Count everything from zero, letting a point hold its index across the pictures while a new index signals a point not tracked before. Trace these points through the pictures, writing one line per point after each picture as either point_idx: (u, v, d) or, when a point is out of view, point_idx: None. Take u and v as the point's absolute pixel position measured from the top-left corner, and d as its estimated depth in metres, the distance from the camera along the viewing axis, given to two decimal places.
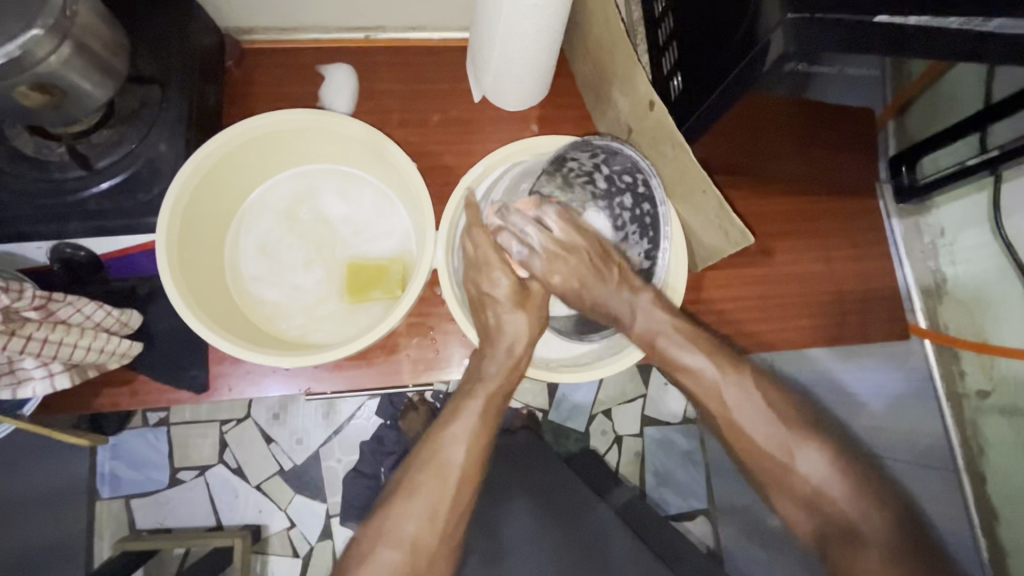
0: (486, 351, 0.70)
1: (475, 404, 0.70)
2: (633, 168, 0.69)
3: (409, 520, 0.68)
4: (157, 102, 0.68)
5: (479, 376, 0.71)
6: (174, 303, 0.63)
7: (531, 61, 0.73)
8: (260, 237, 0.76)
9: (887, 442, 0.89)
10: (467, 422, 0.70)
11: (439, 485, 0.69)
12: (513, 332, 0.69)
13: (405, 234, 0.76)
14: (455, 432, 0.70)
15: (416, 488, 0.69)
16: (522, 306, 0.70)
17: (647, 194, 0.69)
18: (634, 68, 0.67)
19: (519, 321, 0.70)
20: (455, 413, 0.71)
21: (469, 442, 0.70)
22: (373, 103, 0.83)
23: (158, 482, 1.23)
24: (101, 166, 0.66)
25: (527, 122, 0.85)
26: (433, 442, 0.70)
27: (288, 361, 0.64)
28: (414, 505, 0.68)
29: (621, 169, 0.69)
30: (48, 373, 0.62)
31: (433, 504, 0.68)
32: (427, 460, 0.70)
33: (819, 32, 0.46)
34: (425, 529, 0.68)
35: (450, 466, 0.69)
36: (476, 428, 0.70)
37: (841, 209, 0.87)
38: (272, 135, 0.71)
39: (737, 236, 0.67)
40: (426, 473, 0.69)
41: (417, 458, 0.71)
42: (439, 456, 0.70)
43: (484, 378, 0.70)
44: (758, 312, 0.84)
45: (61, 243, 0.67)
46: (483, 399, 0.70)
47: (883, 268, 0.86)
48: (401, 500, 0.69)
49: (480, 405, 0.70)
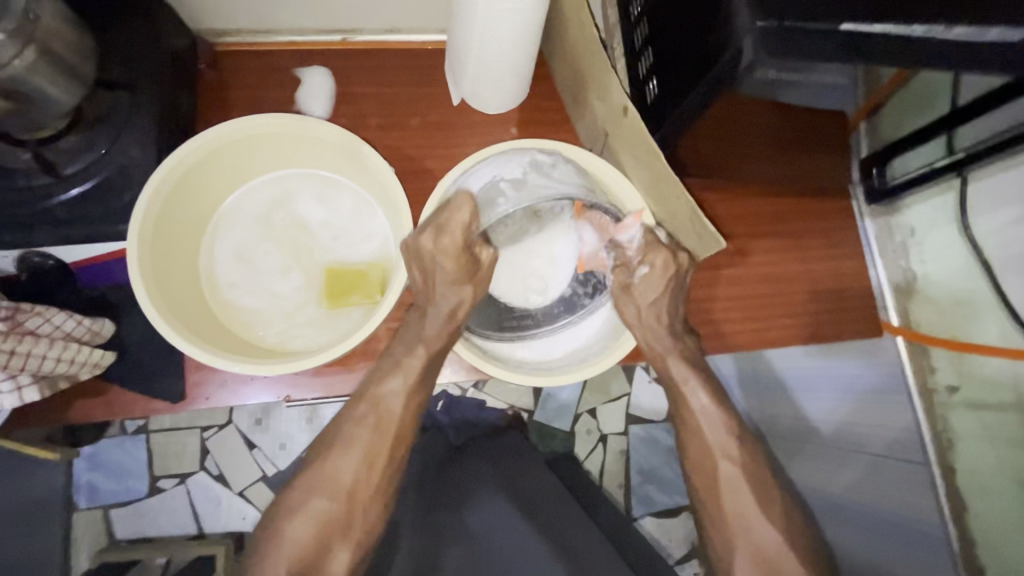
0: (423, 314, 0.69)
1: (415, 361, 0.69)
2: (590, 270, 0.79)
3: (345, 472, 0.66)
4: (128, 107, 0.67)
5: (420, 334, 0.69)
6: (145, 311, 0.62)
7: (510, 64, 0.73)
8: (238, 243, 0.75)
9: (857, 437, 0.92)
10: (405, 377, 0.69)
11: (380, 437, 0.68)
12: (454, 299, 0.68)
13: (383, 238, 0.76)
14: (393, 385, 0.69)
15: (352, 440, 0.68)
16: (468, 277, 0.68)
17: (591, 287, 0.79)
18: (609, 74, 0.67)
19: (450, 290, 0.68)
20: (395, 366, 0.69)
21: (408, 395, 0.69)
22: (351, 105, 0.82)
23: (136, 491, 1.22)
24: (68, 173, 0.64)
25: (506, 124, 0.85)
26: (371, 394, 0.69)
27: (264, 369, 0.63)
28: (348, 458, 0.67)
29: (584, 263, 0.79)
30: (15, 386, 0.60)
31: (370, 455, 0.67)
32: (366, 413, 0.68)
33: (784, 40, 0.47)
34: (361, 483, 0.67)
35: (389, 417, 0.69)
36: (415, 383, 0.69)
37: (816, 208, 0.89)
38: (247, 140, 0.70)
39: (710, 240, 0.67)
40: (363, 426, 0.68)
41: (354, 409, 0.69)
42: (378, 408, 0.68)
43: (422, 340, 0.69)
44: (731, 311, 0.85)
45: (27, 251, 0.66)
46: (424, 357, 0.69)
47: (850, 268, 0.89)
48: (335, 451, 0.67)
49: (421, 363, 0.69)
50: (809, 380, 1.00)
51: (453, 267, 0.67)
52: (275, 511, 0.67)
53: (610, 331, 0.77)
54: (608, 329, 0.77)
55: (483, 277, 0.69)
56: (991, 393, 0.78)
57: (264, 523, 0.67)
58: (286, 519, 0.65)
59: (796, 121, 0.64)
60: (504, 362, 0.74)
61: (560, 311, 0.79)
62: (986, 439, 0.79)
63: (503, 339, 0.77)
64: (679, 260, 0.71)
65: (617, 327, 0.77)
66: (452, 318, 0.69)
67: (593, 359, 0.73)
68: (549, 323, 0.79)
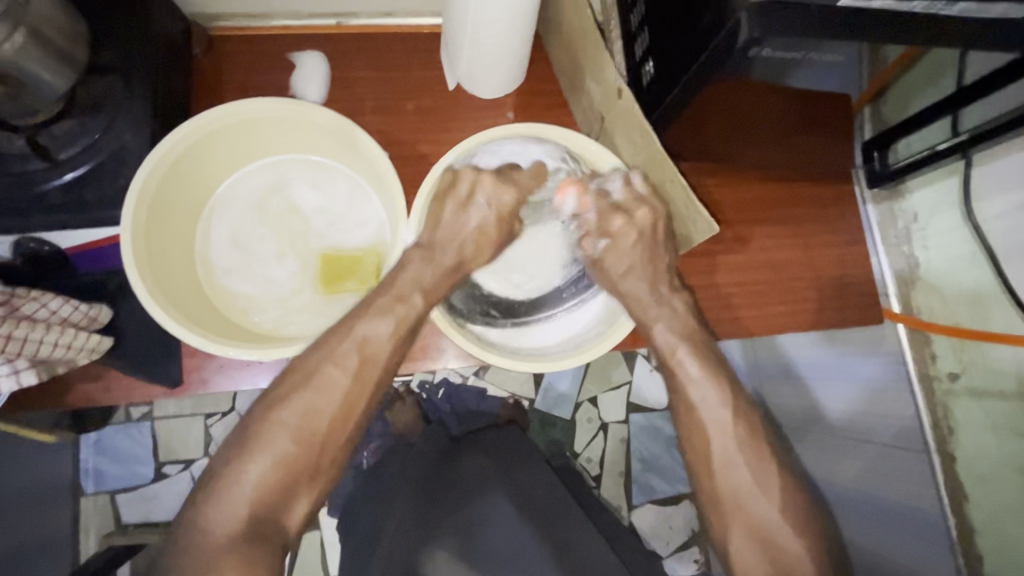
0: (429, 257, 0.69)
1: (410, 310, 0.67)
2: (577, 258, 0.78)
3: (318, 413, 0.63)
4: (121, 91, 0.66)
5: (417, 280, 0.68)
6: (139, 295, 0.62)
7: (505, 47, 0.72)
8: (232, 227, 0.75)
9: (863, 425, 0.94)
10: (394, 324, 0.66)
11: (358, 381, 0.64)
12: (472, 249, 0.72)
13: (378, 223, 0.76)
14: (381, 330, 0.65)
15: (328, 381, 0.63)
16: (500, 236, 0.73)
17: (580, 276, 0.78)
18: (604, 57, 0.66)
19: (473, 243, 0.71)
20: (386, 310, 0.66)
21: (393, 342, 0.66)
22: (346, 91, 0.82)
23: (142, 477, 1.25)
24: (62, 158, 0.65)
25: (503, 109, 0.84)
26: (356, 334, 0.65)
27: (260, 354, 0.63)
28: (323, 399, 0.63)
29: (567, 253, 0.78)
30: (14, 369, 0.60)
31: (346, 398, 0.64)
32: (348, 353, 0.64)
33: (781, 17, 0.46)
34: (334, 427, 0.63)
35: (371, 362, 0.65)
36: (402, 333, 0.66)
37: (818, 194, 0.88)
38: (240, 124, 0.70)
39: (704, 226, 0.66)
40: (342, 367, 0.64)
41: (336, 350, 0.64)
42: (361, 351, 0.64)
43: (420, 288, 0.68)
44: (728, 298, 0.84)
45: (21, 237, 0.66)
46: (418, 307, 0.67)
47: (854, 254, 0.88)
48: (310, 390, 0.63)
49: (415, 312, 0.67)
50: (815, 368, 1.02)
51: (495, 222, 0.71)
52: (234, 443, 0.62)
53: (608, 322, 0.75)
54: (606, 320, 0.76)
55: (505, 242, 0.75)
56: (992, 380, 0.77)
57: (221, 454, 0.62)
58: (246, 453, 0.61)
59: (794, 102, 0.62)
60: (503, 348, 0.75)
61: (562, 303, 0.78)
62: (986, 427, 0.78)
63: (499, 328, 0.76)
64: (639, 217, 0.70)
65: (614, 316, 0.75)
66: (458, 268, 0.71)
67: (586, 343, 0.74)
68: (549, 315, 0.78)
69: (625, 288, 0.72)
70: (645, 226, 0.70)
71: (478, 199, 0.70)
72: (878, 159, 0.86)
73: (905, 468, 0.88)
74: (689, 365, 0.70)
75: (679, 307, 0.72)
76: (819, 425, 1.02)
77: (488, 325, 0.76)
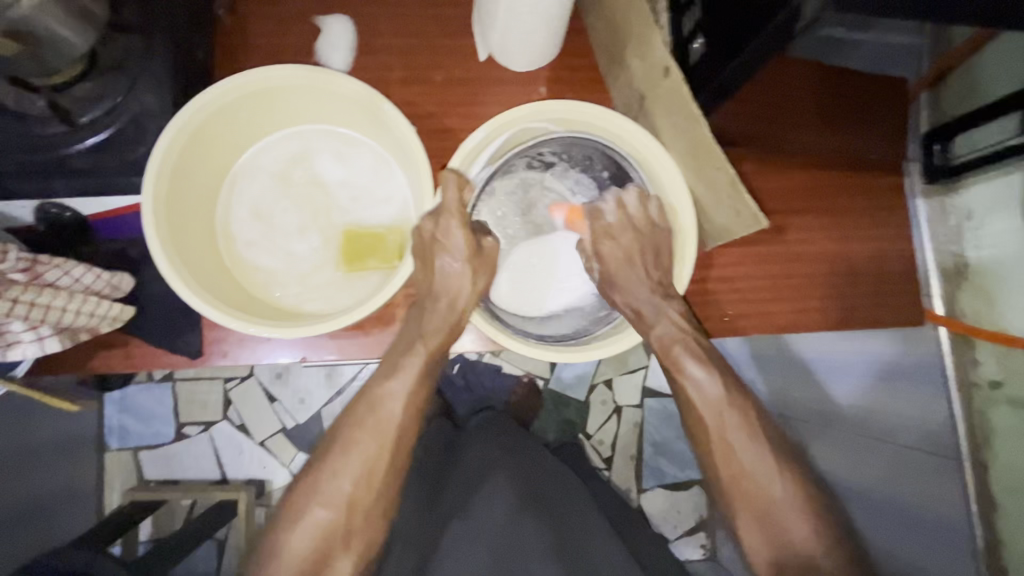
0: (423, 312, 0.67)
1: (413, 360, 0.67)
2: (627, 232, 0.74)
3: (342, 479, 0.66)
4: (143, 53, 0.64)
5: (420, 331, 0.67)
6: (162, 269, 0.61)
7: (545, 16, 0.67)
8: (254, 199, 0.73)
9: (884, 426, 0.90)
10: (405, 380, 0.67)
11: (377, 445, 0.67)
12: (455, 285, 0.67)
13: (402, 200, 0.73)
14: (394, 388, 0.67)
15: (352, 444, 0.67)
16: (472, 257, 0.67)
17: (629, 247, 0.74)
18: (649, 27, 0.58)
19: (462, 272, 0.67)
20: (395, 367, 0.68)
21: (408, 400, 0.68)
22: (372, 59, 0.78)
23: (164, 436, 1.30)
24: (84, 122, 0.63)
25: (535, 83, 0.80)
26: (370, 396, 0.68)
27: (281, 333, 0.62)
28: (348, 463, 0.66)
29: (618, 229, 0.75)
30: (37, 336, 0.61)
31: (368, 462, 0.67)
32: (364, 415, 0.68)
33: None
34: (359, 492, 0.66)
35: (386, 420, 0.68)
36: (415, 387, 0.68)
37: (866, 185, 0.82)
38: (263, 92, 0.67)
39: (749, 217, 0.59)
40: (362, 431, 0.67)
41: (354, 414, 0.68)
42: (376, 412, 0.67)
43: (423, 338, 0.67)
44: (759, 292, 0.80)
45: (46, 201, 0.65)
46: (424, 354, 0.67)
47: (896, 249, 0.83)
48: (336, 454, 0.67)
49: (421, 362, 0.67)
50: (849, 366, 0.96)
51: (465, 246, 0.66)
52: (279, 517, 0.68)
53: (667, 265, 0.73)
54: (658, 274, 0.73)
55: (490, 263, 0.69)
56: None
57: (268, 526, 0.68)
58: (288, 527, 0.66)
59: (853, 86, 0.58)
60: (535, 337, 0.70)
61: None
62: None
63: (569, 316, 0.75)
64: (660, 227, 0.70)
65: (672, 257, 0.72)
66: (453, 308, 0.67)
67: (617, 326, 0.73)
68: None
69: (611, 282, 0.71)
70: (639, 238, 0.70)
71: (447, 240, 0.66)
72: (937, 151, 0.81)
73: (917, 461, 0.84)
74: (686, 368, 0.71)
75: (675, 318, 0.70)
76: (841, 424, 0.96)
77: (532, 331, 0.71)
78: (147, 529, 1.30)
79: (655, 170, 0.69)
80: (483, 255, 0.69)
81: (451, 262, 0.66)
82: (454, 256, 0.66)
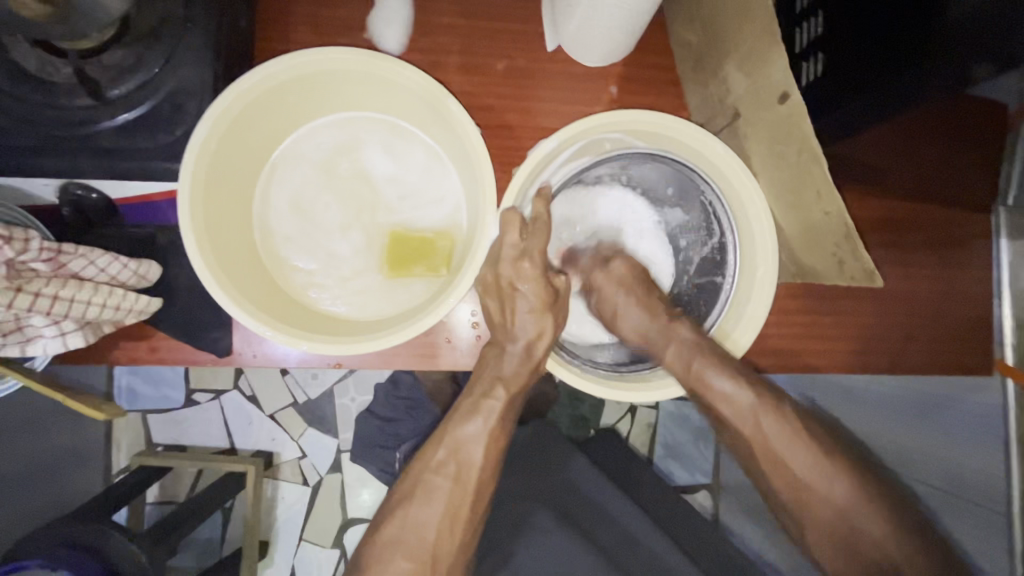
0: (501, 352, 0.63)
1: (495, 404, 0.62)
2: (708, 258, 0.71)
3: (424, 525, 0.61)
4: (181, 21, 0.56)
5: (498, 373, 0.62)
6: (198, 272, 0.56)
7: (635, 13, 0.59)
8: (295, 191, 0.67)
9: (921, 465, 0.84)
10: (485, 422, 0.62)
11: (458, 491, 0.62)
12: (533, 329, 0.62)
13: (455, 203, 0.67)
14: (473, 430, 0.62)
15: (431, 489, 0.62)
16: (548, 306, 0.63)
17: (719, 267, 0.70)
18: (768, 45, 0.51)
19: (533, 318, 0.62)
20: (474, 409, 0.63)
21: (488, 441, 0.63)
22: (426, 39, 0.69)
23: (173, 401, 1.28)
24: (113, 96, 0.56)
25: (605, 81, 0.71)
26: (449, 440, 0.63)
27: (325, 349, 0.58)
28: (428, 511, 0.61)
29: (689, 246, 0.72)
30: (60, 331, 0.56)
31: (452, 507, 0.62)
32: (443, 460, 0.62)
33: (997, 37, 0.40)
34: (444, 540, 0.61)
35: (467, 467, 0.62)
36: (495, 428, 0.63)
37: (947, 222, 0.74)
38: (315, 76, 0.60)
39: (856, 273, 0.52)
40: (443, 475, 0.62)
41: (432, 456, 0.63)
42: (456, 455, 0.62)
43: (502, 380, 0.62)
44: (809, 330, 0.73)
45: (69, 182, 0.60)
46: (505, 398, 0.62)
47: (968, 291, 0.75)
48: (415, 500, 0.62)
49: (501, 405, 0.62)
50: (874, 404, 0.93)
51: (536, 292, 0.62)
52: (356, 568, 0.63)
53: (736, 301, 0.67)
54: (726, 311, 0.68)
55: (562, 309, 0.65)
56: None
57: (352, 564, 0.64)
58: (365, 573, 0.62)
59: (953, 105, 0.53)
60: (601, 371, 0.67)
61: (705, 288, 0.71)
62: None
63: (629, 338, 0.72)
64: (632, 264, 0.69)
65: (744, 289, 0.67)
66: (529, 354, 0.63)
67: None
68: (701, 305, 0.71)
69: (615, 309, 0.68)
70: (626, 272, 0.69)
71: (522, 288, 0.62)
72: None
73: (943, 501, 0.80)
74: (713, 380, 0.62)
75: (685, 335, 0.65)
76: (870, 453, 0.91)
77: (595, 363, 0.69)
78: (153, 491, 1.29)
79: (739, 195, 0.64)
80: (557, 299, 0.65)
81: (526, 306, 0.62)
82: (529, 303, 0.62)
